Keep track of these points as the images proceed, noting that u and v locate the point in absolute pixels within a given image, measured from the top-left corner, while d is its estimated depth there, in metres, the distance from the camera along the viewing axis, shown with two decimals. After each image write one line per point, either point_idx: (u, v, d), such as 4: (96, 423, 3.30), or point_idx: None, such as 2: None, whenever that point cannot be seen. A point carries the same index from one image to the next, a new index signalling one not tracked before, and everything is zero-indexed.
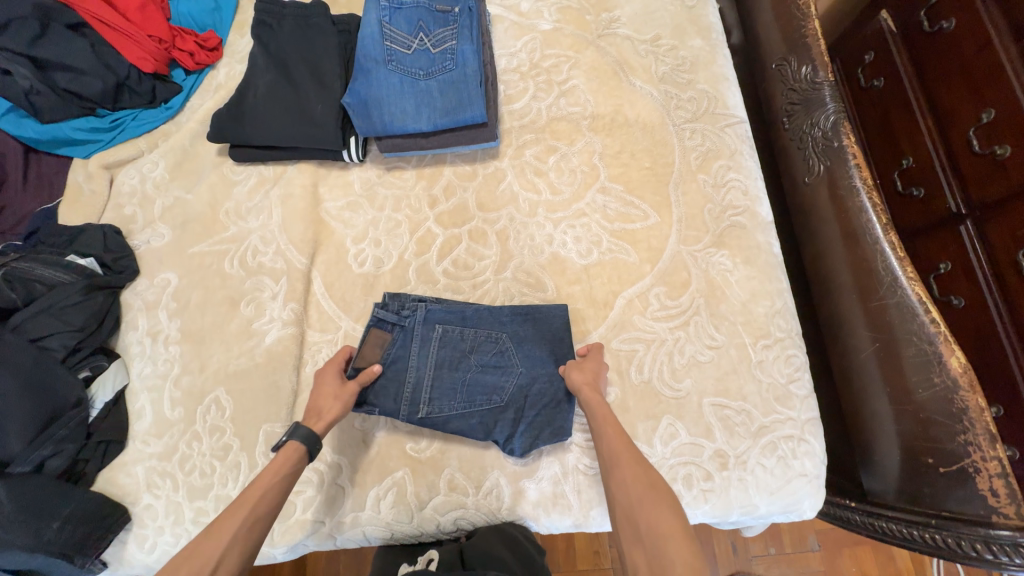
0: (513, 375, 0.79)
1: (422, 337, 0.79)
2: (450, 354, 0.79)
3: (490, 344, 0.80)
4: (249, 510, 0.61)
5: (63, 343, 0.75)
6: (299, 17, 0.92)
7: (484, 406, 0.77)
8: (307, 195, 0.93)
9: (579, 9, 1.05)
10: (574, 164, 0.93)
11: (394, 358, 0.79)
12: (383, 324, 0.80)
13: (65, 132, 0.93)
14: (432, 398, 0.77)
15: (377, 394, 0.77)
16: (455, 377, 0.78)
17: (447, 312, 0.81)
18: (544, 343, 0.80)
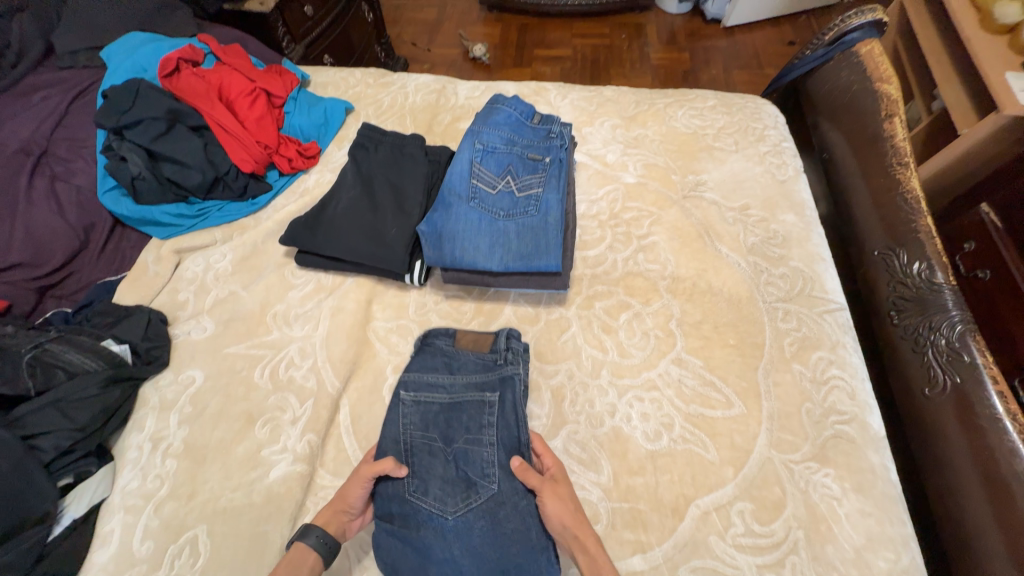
0: (441, 512, 0.66)
1: (483, 385, 0.74)
2: (469, 421, 0.72)
3: (480, 466, 0.69)
4: None
5: (56, 444, 0.67)
6: (395, 144, 0.96)
7: (410, 472, 0.69)
8: (359, 311, 0.88)
9: (665, 168, 1.05)
10: (648, 326, 0.85)
11: (457, 362, 0.77)
12: (489, 344, 0.79)
13: (153, 214, 0.96)
14: (420, 401, 0.74)
15: (424, 350, 0.79)
16: (445, 425, 0.72)
17: (517, 402, 0.72)
18: (489, 548, 0.64)
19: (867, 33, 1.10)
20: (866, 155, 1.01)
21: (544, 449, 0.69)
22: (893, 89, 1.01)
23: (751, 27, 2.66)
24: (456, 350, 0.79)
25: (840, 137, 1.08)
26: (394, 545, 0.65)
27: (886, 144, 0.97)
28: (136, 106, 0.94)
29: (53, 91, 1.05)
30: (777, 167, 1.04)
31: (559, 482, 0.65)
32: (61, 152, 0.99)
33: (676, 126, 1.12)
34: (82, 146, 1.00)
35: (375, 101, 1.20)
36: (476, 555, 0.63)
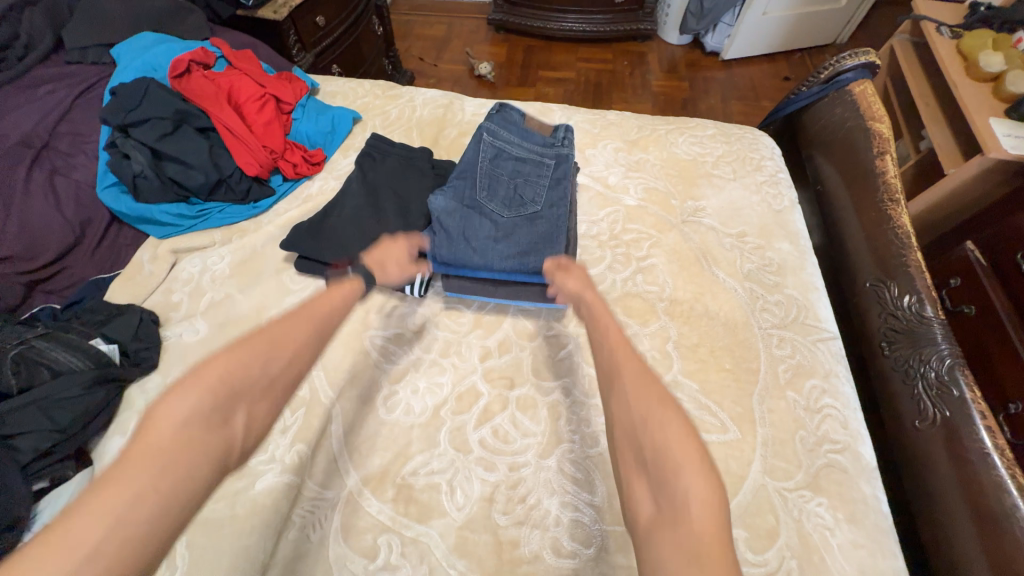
0: (495, 213, 0.84)
1: (549, 148, 0.91)
2: (533, 162, 0.89)
3: (533, 189, 0.87)
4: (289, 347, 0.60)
5: (35, 445, 0.65)
6: (402, 156, 0.96)
7: (478, 182, 0.86)
8: (357, 320, 0.87)
9: (666, 192, 1.07)
10: (645, 348, 0.85)
11: (527, 118, 0.93)
12: (555, 116, 0.95)
13: (153, 213, 0.95)
14: (505, 115, 0.91)
15: (493, 129, 0.90)
16: (508, 172, 0.88)
17: (570, 155, 0.90)
18: (524, 243, 0.82)
19: (861, 73, 1.15)
20: (858, 189, 1.04)
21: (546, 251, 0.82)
22: (885, 127, 1.05)
23: (748, 61, 2.76)
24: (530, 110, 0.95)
25: (835, 171, 1.12)
26: (451, 242, 0.82)
27: (878, 179, 1.01)
28: (144, 106, 0.93)
29: (59, 86, 1.04)
30: (773, 197, 1.07)
31: (571, 269, 0.74)
32: (63, 147, 0.98)
33: (677, 152, 1.15)
34: (86, 142, 1.00)
35: (383, 112, 1.22)
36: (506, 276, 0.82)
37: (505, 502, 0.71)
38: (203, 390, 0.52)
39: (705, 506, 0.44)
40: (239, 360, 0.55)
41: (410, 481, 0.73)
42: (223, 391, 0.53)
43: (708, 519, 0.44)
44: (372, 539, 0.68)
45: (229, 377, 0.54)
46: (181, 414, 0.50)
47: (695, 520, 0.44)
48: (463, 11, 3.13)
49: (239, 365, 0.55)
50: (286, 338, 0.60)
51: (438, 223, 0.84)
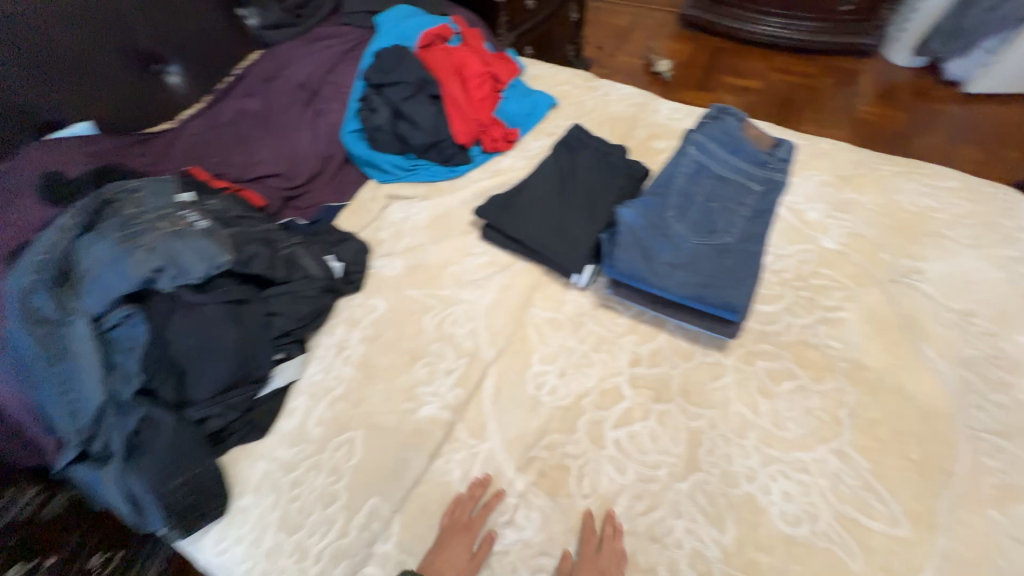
0: (682, 237, 0.82)
1: (756, 174, 0.84)
2: (735, 188, 0.84)
3: (729, 217, 0.82)
4: None
5: (282, 325, 0.84)
6: (601, 151, 1.00)
7: (671, 201, 0.84)
8: (522, 294, 0.95)
9: (874, 242, 0.95)
10: (813, 405, 0.78)
11: (740, 141, 0.86)
12: (767, 145, 0.87)
13: (378, 160, 1.12)
14: (715, 132, 0.87)
15: (698, 145, 0.87)
16: (703, 195, 0.84)
17: (777, 190, 0.82)
18: (706, 275, 0.78)
19: None
20: None
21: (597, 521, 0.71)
22: None
23: (999, 100, 2.25)
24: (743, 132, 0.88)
25: None
26: (631, 254, 0.81)
27: None
28: (396, 69, 1.10)
29: (333, 42, 1.28)
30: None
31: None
32: (327, 94, 1.23)
33: (899, 200, 1.00)
34: (342, 92, 1.22)
35: (577, 102, 1.27)
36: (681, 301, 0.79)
37: (629, 507, 0.72)
38: None
39: None
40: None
41: (545, 454, 0.77)
42: None
43: None
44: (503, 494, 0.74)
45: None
46: None
47: None
48: (653, 3, 3.03)
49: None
50: None
51: (620, 234, 0.83)
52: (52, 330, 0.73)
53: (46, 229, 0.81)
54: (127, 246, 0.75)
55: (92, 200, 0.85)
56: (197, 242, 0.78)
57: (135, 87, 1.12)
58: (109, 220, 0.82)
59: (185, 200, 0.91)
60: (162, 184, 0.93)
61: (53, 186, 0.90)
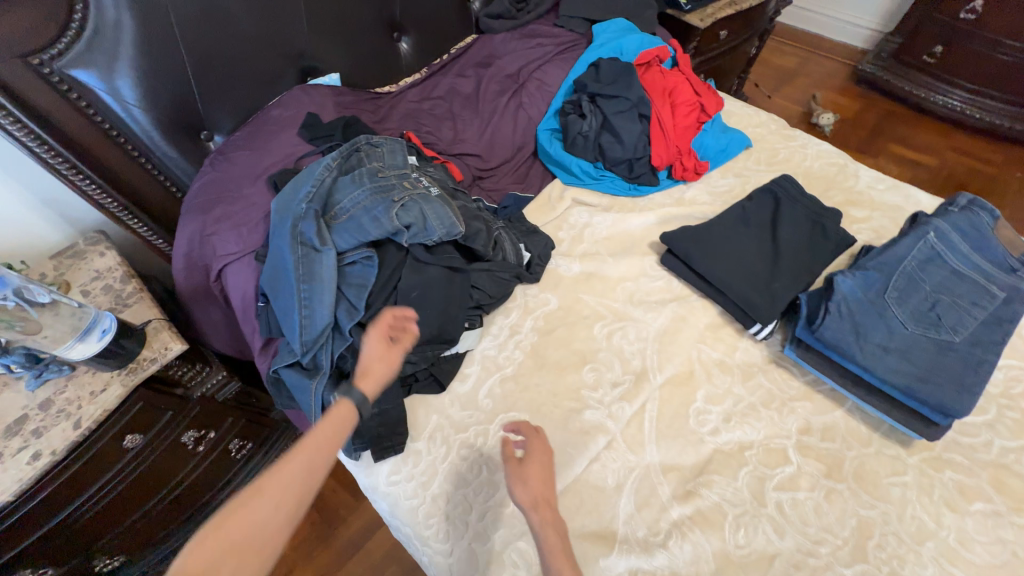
0: (901, 321, 0.78)
1: (999, 279, 0.79)
2: (971, 287, 0.79)
3: (958, 314, 0.77)
4: (301, 469, 0.55)
5: (477, 299, 0.92)
6: (809, 211, 0.99)
7: (894, 282, 0.81)
8: (694, 328, 0.95)
9: None
10: (1007, 537, 0.73)
11: (986, 241, 0.82)
12: (1017, 254, 0.82)
13: (569, 162, 1.17)
14: (960, 224, 0.83)
15: (937, 233, 0.83)
16: (932, 285, 0.80)
17: (1021, 302, 0.77)
18: (923, 368, 0.75)
19: None
20: None
21: (525, 428, 0.75)
22: None
23: None
24: (992, 233, 0.83)
25: None
26: (841, 324, 0.79)
27: None
28: (616, 84, 1.14)
29: (547, 42, 1.34)
30: None
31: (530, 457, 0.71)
32: (532, 89, 1.29)
33: None
34: (546, 90, 1.28)
35: (772, 148, 1.24)
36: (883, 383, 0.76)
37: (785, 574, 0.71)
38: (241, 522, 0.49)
39: None
40: (254, 510, 0.50)
41: (701, 491, 0.78)
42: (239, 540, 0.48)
43: None
44: (655, 517, 0.76)
45: (270, 491, 0.52)
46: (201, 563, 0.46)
47: None
48: (827, 50, 2.83)
49: (293, 482, 0.54)
50: (298, 488, 0.54)
51: (833, 300, 0.81)
52: (308, 254, 0.82)
53: (311, 165, 0.93)
54: (383, 196, 0.86)
55: (348, 147, 0.96)
56: (439, 208, 0.87)
57: (375, 50, 1.25)
58: (361, 168, 0.92)
59: (414, 163, 1.01)
60: (395, 142, 1.00)
61: (314, 129, 1.04)
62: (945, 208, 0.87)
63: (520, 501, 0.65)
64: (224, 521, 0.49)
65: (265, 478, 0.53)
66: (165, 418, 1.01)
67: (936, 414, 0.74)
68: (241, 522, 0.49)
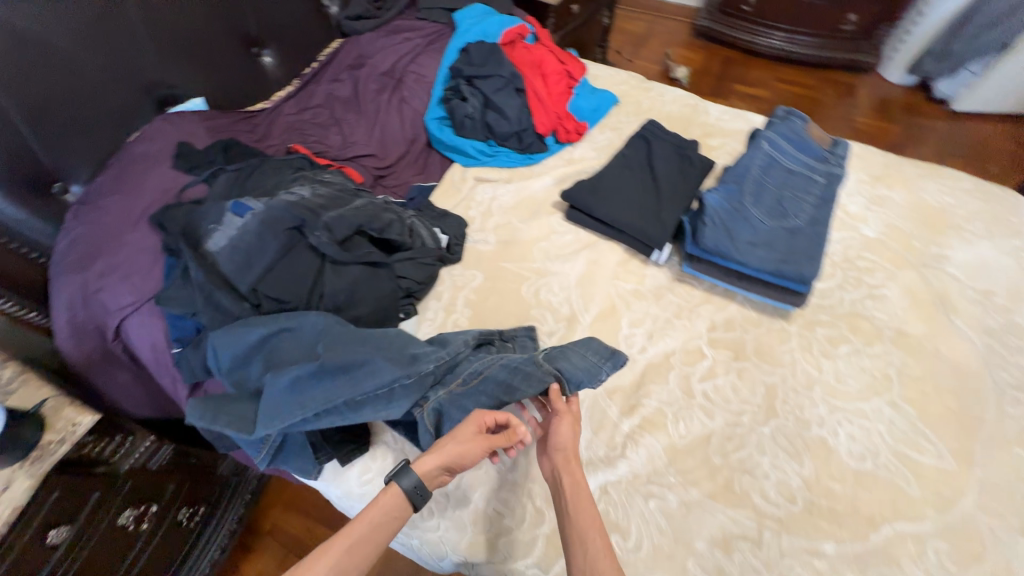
0: (759, 220, 0.94)
1: (819, 169, 0.99)
2: (802, 181, 0.98)
3: (798, 203, 0.96)
4: (345, 550, 0.61)
5: (407, 288, 0.95)
6: (674, 145, 1.15)
7: (748, 188, 0.97)
8: (607, 268, 1.06)
9: (908, 232, 1.10)
10: (866, 365, 0.92)
11: (804, 141, 1.01)
12: (827, 146, 1.03)
13: (463, 144, 1.23)
14: (786, 130, 1.02)
15: (769, 142, 1.01)
16: (775, 184, 0.98)
17: (837, 182, 0.97)
18: (783, 252, 0.91)
19: None
20: None
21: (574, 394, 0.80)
22: None
23: (979, 116, 2.52)
24: (806, 134, 1.03)
25: None
26: (716, 231, 0.93)
27: None
28: (488, 63, 1.24)
29: (413, 36, 1.38)
30: None
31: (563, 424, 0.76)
32: (410, 82, 1.31)
33: (925, 197, 1.16)
34: (424, 81, 1.32)
35: (636, 100, 1.39)
36: (759, 273, 0.92)
37: (720, 446, 0.84)
38: None
39: None
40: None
41: (641, 401, 0.89)
42: None
43: None
44: (611, 436, 0.86)
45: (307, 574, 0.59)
46: None
47: None
48: (668, 12, 3.16)
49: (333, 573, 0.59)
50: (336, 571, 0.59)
51: (706, 215, 0.96)
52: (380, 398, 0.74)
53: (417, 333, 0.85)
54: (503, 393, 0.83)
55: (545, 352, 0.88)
56: (583, 354, 0.82)
57: (236, 67, 1.19)
58: (527, 356, 0.84)
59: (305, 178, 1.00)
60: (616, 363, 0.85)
61: (188, 158, 0.99)
62: (771, 121, 1.06)
63: (557, 444, 0.75)
64: None
65: (319, 551, 0.61)
66: (91, 501, 0.90)
67: (800, 285, 0.91)
68: None
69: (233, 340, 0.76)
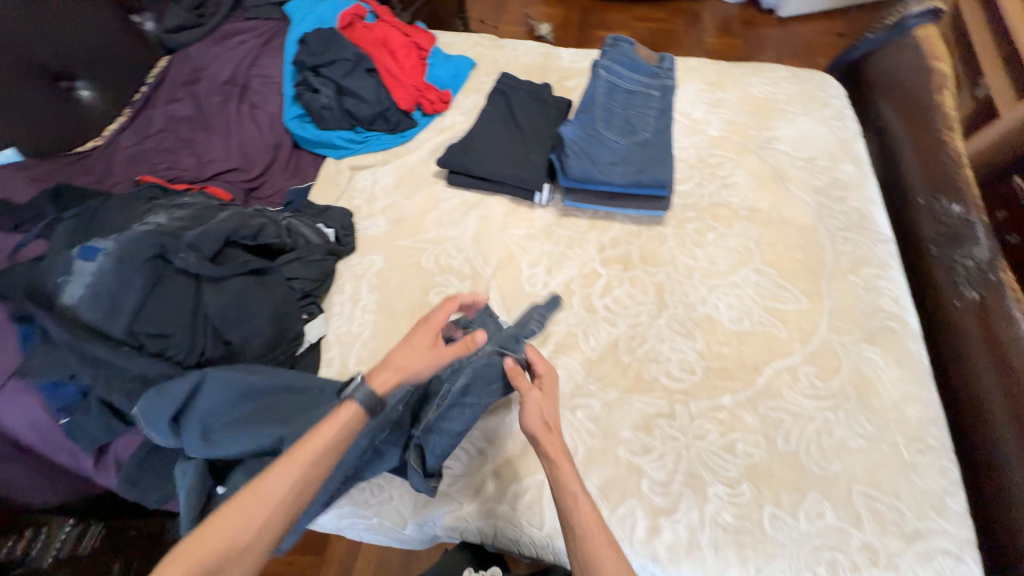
0: (614, 141, 1.03)
1: (652, 84, 1.10)
2: (640, 98, 1.08)
3: (641, 119, 1.06)
4: (304, 469, 0.58)
5: (302, 287, 0.95)
6: (530, 92, 1.21)
7: (598, 115, 1.06)
8: (497, 221, 1.11)
9: (744, 125, 1.25)
10: (731, 244, 1.05)
11: (634, 62, 1.11)
12: (655, 62, 1.14)
13: (330, 137, 1.21)
14: (617, 55, 1.11)
15: (605, 69, 1.10)
16: (618, 105, 1.07)
17: (670, 93, 1.08)
18: (639, 164, 1.01)
19: (927, 18, 1.22)
20: (913, 122, 1.19)
21: (541, 360, 0.78)
22: (947, 67, 1.15)
23: (803, 18, 2.83)
24: (635, 55, 1.13)
25: (891, 111, 1.27)
26: (579, 160, 1.01)
27: (935, 113, 1.13)
28: (330, 50, 1.22)
29: (247, 37, 1.31)
30: (839, 129, 1.24)
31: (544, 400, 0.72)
32: (256, 86, 1.26)
33: (752, 92, 1.32)
34: (271, 82, 1.27)
35: (492, 59, 1.43)
36: (625, 188, 1.02)
37: (627, 346, 0.93)
38: (245, 513, 0.54)
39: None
40: (236, 525, 0.54)
41: (553, 330, 0.96)
42: (236, 521, 0.54)
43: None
44: None
45: (258, 503, 0.55)
46: (204, 541, 0.52)
47: None
48: None
49: (297, 490, 0.57)
50: (296, 488, 0.57)
51: (567, 147, 1.03)
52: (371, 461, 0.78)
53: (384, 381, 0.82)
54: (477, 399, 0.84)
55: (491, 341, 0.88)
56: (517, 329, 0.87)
57: (49, 107, 1.07)
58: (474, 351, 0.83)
59: (161, 203, 0.94)
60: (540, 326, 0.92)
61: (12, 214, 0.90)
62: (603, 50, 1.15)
63: (529, 431, 0.67)
64: (240, 508, 0.54)
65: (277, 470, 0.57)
66: None
67: (660, 190, 1.02)
68: (247, 508, 0.55)
69: (163, 405, 0.73)
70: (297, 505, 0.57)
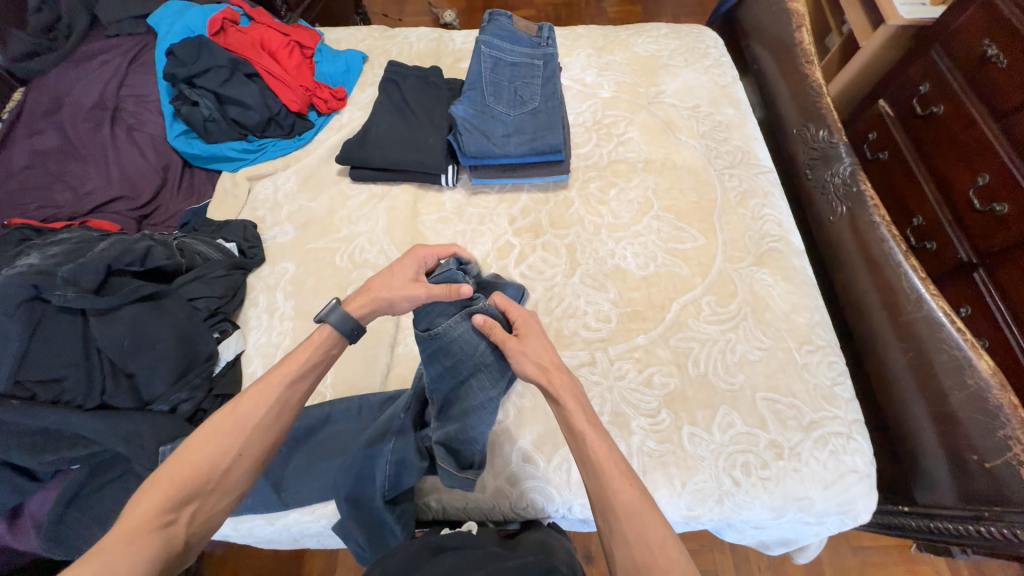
0: (505, 114, 1.06)
1: (535, 54, 1.13)
2: (524, 69, 1.11)
3: (528, 89, 1.09)
4: (285, 384, 0.63)
5: (207, 305, 0.91)
6: (420, 78, 1.21)
7: (486, 91, 1.08)
8: (407, 208, 1.11)
9: (633, 83, 1.31)
10: (632, 197, 1.11)
11: (513, 34, 1.14)
12: (535, 32, 1.17)
13: (221, 151, 1.16)
14: (495, 29, 1.13)
15: (486, 44, 1.12)
16: (504, 79, 1.10)
17: (552, 61, 1.12)
18: (531, 133, 1.04)
19: None
20: (782, 59, 1.29)
21: (510, 305, 0.72)
22: (801, 7, 1.26)
23: None
24: (514, 27, 1.15)
25: (761, 52, 1.37)
26: (472, 138, 1.04)
27: (798, 50, 1.24)
28: (202, 59, 1.17)
29: (110, 57, 1.23)
30: (719, 75, 1.32)
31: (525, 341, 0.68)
32: (130, 107, 1.18)
33: (637, 51, 1.38)
34: (146, 101, 1.20)
35: (384, 50, 1.41)
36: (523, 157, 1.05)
37: (546, 307, 0.97)
38: (231, 428, 0.58)
39: (635, 507, 0.53)
40: (222, 437, 0.58)
41: None
42: (221, 437, 0.58)
43: (643, 518, 0.53)
44: None
45: (226, 437, 0.58)
46: (190, 457, 0.56)
47: (652, 537, 0.52)
48: None
49: (279, 403, 0.62)
50: (276, 403, 0.62)
51: (461, 126, 1.05)
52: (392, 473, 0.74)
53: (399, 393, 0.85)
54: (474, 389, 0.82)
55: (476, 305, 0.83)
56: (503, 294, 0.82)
57: None
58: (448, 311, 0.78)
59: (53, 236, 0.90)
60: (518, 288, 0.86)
61: None
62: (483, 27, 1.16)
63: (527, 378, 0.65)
64: (227, 421, 0.59)
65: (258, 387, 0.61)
66: None
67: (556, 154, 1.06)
68: (231, 420, 0.59)
69: None
70: (281, 417, 0.62)
